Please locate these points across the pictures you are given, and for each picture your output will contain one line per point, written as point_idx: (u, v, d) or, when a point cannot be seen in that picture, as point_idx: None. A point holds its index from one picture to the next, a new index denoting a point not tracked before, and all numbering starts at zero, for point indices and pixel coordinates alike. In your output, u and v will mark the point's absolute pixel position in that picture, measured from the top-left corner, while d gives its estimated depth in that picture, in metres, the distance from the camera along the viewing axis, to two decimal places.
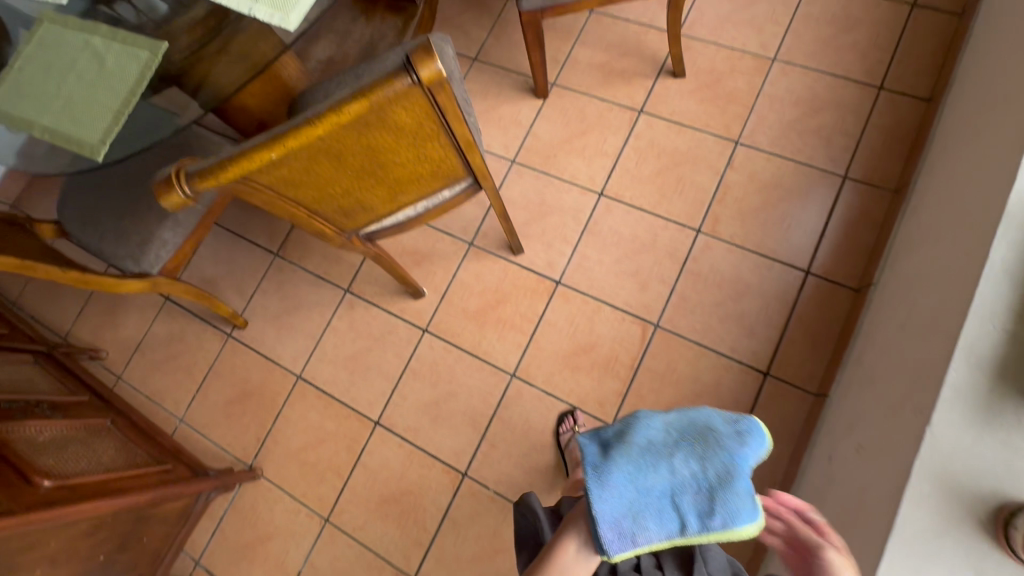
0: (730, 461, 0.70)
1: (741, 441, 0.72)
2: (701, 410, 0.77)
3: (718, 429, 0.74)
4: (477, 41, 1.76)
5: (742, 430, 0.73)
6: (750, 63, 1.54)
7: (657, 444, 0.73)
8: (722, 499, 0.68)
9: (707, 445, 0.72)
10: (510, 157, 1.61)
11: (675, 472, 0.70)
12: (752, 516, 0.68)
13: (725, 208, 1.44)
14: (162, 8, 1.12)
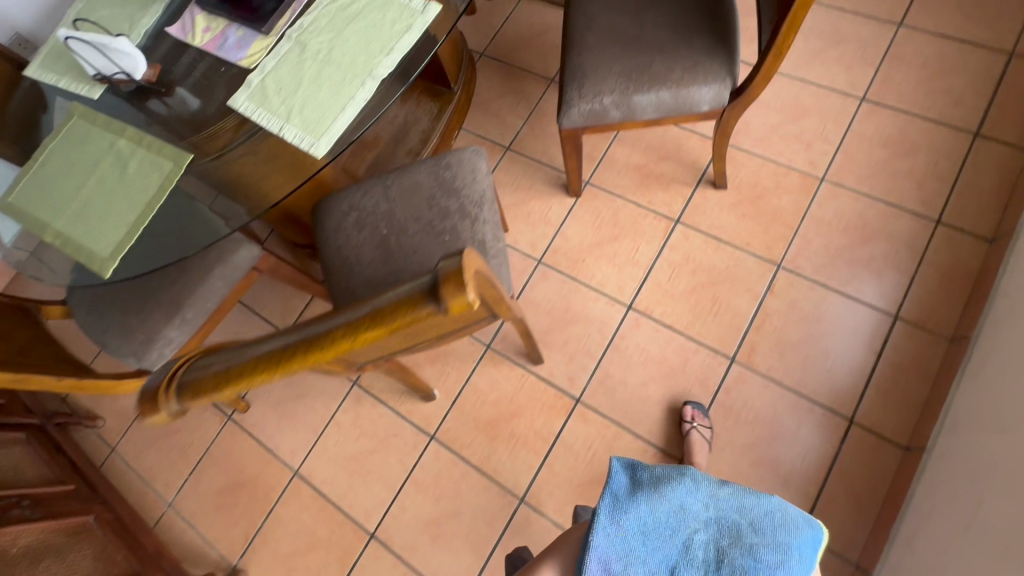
0: (757, 565, 0.79)
1: (781, 557, 0.80)
2: (765, 500, 0.85)
3: (765, 528, 0.83)
4: (512, 130, 1.72)
5: (785, 539, 0.81)
6: (797, 180, 1.47)
7: (690, 511, 0.85)
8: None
9: (742, 541, 0.82)
10: (537, 256, 1.54)
11: (694, 543, 0.83)
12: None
13: (762, 337, 1.35)
14: (193, 104, 1.09)
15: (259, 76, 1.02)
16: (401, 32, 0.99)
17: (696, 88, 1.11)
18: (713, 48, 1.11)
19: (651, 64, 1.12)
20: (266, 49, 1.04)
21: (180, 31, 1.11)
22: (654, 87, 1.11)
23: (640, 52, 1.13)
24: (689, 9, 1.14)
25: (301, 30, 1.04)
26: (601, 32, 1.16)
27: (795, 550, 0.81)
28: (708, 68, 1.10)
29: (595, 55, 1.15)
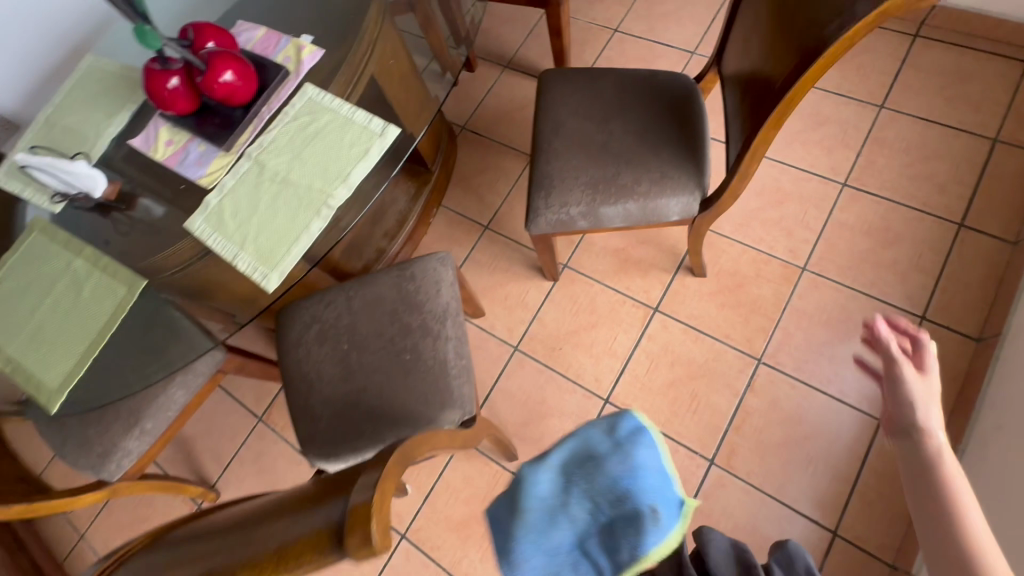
0: (619, 482, 0.54)
1: (624, 454, 0.54)
2: (581, 428, 0.58)
3: (597, 446, 0.56)
4: (491, 208, 1.70)
5: (621, 435, 0.56)
6: (777, 269, 1.44)
7: (547, 494, 0.55)
8: (625, 532, 0.52)
9: (591, 471, 0.55)
10: (513, 343, 1.51)
11: (574, 514, 0.54)
12: (669, 527, 0.52)
13: (742, 439, 1.30)
14: (157, 212, 1.08)
15: (217, 197, 1.01)
16: (359, 156, 0.97)
17: (664, 200, 1.09)
18: (682, 161, 1.09)
19: (618, 175, 1.10)
20: (225, 166, 1.03)
21: (144, 143, 1.11)
22: (621, 198, 1.09)
23: (608, 161, 1.11)
24: (656, 122, 1.14)
25: (261, 148, 1.03)
26: (570, 140, 1.15)
27: (627, 440, 0.55)
28: (676, 181, 1.09)
29: (562, 163, 1.13)
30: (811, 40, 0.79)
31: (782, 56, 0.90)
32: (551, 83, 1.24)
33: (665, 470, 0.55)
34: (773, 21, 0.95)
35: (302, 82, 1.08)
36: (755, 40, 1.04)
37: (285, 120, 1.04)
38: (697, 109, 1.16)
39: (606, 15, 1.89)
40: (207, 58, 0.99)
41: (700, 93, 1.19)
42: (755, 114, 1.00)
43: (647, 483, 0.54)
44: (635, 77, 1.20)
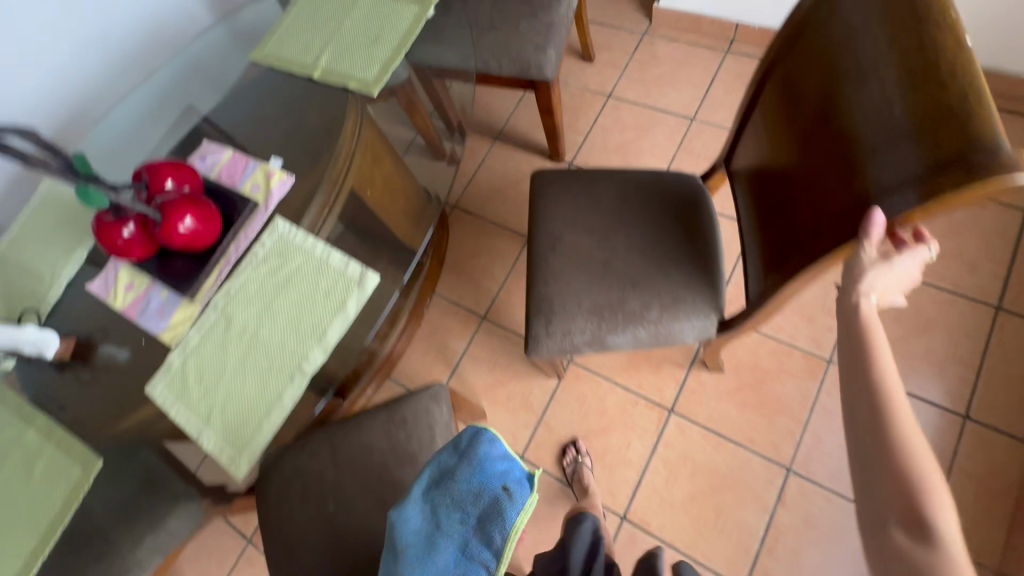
0: (473, 479, 0.73)
1: (466, 458, 0.76)
2: (435, 454, 0.81)
3: (447, 462, 0.77)
4: (488, 296, 1.59)
5: (459, 442, 0.78)
6: (801, 362, 1.32)
7: (421, 524, 0.75)
8: (491, 520, 0.69)
9: (449, 485, 0.75)
10: (519, 451, 1.40)
11: (444, 527, 0.72)
12: (521, 499, 0.70)
13: (776, 562, 1.18)
14: (122, 357, 0.96)
15: (180, 357, 0.90)
16: (335, 309, 0.87)
17: (678, 326, 1.00)
18: (694, 282, 1.01)
19: (625, 299, 1.00)
20: (188, 318, 0.93)
21: (103, 288, 1.01)
22: (628, 324, 1.00)
23: (613, 284, 1.02)
24: (663, 236, 1.05)
25: (227, 297, 0.92)
26: (569, 258, 1.05)
27: (464, 446, 0.77)
28: (688, 303, 1.00)
29: (563, 285, 1.03)
30: (851, 203, 0.64)
31: (803, 196, 0.74)
32: (546, 189, 1.13)
33: (508, 452, 0.75)
34: (787, 145, 0.79)
35: (273, 216, 0.98)
36: (763, 156, 0.88)
37: (253, 262, 0.94)
38: (705, 219, 1.07)
39: (598, 79, 1.80)
40: (164, 205, 0.90)
41: (707, 197, 1.10)
42: (771, 249, 0.84)
43: (495, 470, 0.73)
44: (636, 184, 1.11)
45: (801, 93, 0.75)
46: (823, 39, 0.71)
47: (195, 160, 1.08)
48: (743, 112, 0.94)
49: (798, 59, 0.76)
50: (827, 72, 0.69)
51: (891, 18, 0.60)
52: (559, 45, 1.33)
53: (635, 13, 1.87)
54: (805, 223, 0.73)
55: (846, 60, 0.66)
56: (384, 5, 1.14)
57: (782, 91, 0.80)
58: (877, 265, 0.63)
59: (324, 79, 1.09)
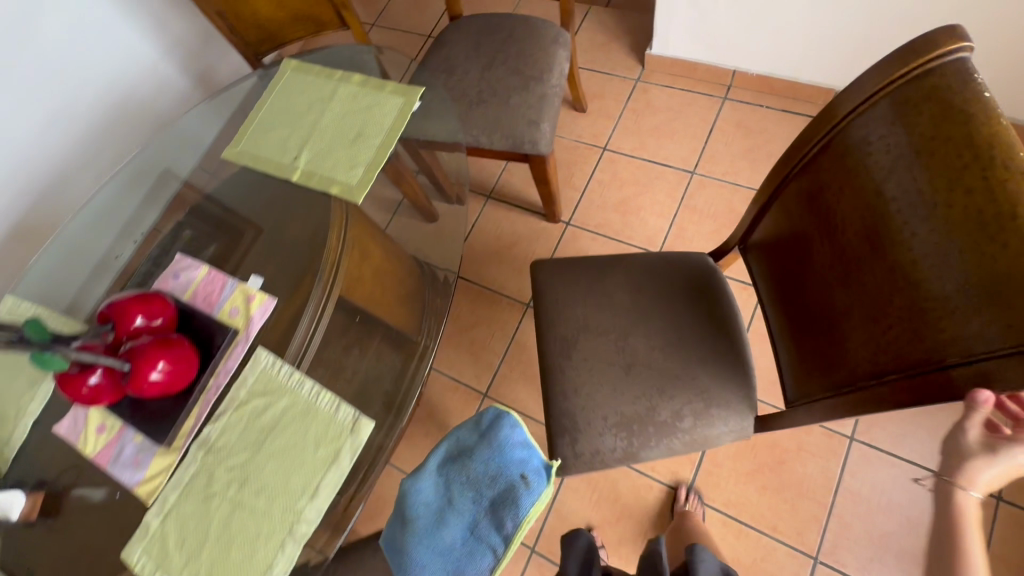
0: (490, 462, 0.83)
1: (486, 443, 0.85)
2: (453, 432, 0.90)
3: (467, 441, 0.87)
4: (489, 370, 1.52)
5: (480, 427, 0.87)
6: (821, 439, 1.26)
7: (433, 498, 0.85)
8: (505, 507, 0.79)
9: (466, 468, 0.85)
10: (529, 543, 1.32)
11: (457, 502, 0.83)
12: (535, 489, 0.80)
13: None
14: (97, 497, 0.89)
15: (159, 517, 0.82)
16: (329, 458, 0.80)
17: (714, 430, 1.01)
18: (724, 384, 1.04)
19: (655, 409, 1.02)
20: (168, 468, 0.85)
21: (72, 430, 0.92)
22: (660, 435, 1.01)
23: (638, 392, 1.03)
24: (684, 338, 1.07)
25: (210, 445, 0.84)
26: (589, 371, 1.06)
27: (486, 433, 0.85)
28: (721, 399, 1.02)
29: (584, 401, 1.04)
30: (933, 332, 0.66)
31: (865, 317, 0.77)
32: (551, 288, 1.14)
33: (529, 444, 0.84)
34: (827, 255, 0.83)
35: (254, 346, 0.90)
36: (793, 261, 0.92)
37: (236, 404, 0.86)
38: (720, 311, 1.09)
39: (592, 130, 1.73)
40: (134, 350, 0.81)
41: (718, 282, 1.12)
42: (823, 359, 0.86)
43: (514, 456, 0.82)
44: (649, 279, 1.13)
45: (840, 211, 0.80)
46: (858, 168, 0.76)
47: (169, 279, 1.00)
48: (759, 215, 0.99)
49: (834, 168, 0.80)
50: (873, 200, 0.74)
51: (936, 158, 0.65)
52: (553, 118, 1.25)
53: (626, 59, 1.80)
54: (872, 344, 0.76)
55: (893, 190, 0.71)
56: (366, 95, 1.06)
57: (813, 206, 0.85)
58: (981, 454, 0.70)
59: (303, 181, 1.01)
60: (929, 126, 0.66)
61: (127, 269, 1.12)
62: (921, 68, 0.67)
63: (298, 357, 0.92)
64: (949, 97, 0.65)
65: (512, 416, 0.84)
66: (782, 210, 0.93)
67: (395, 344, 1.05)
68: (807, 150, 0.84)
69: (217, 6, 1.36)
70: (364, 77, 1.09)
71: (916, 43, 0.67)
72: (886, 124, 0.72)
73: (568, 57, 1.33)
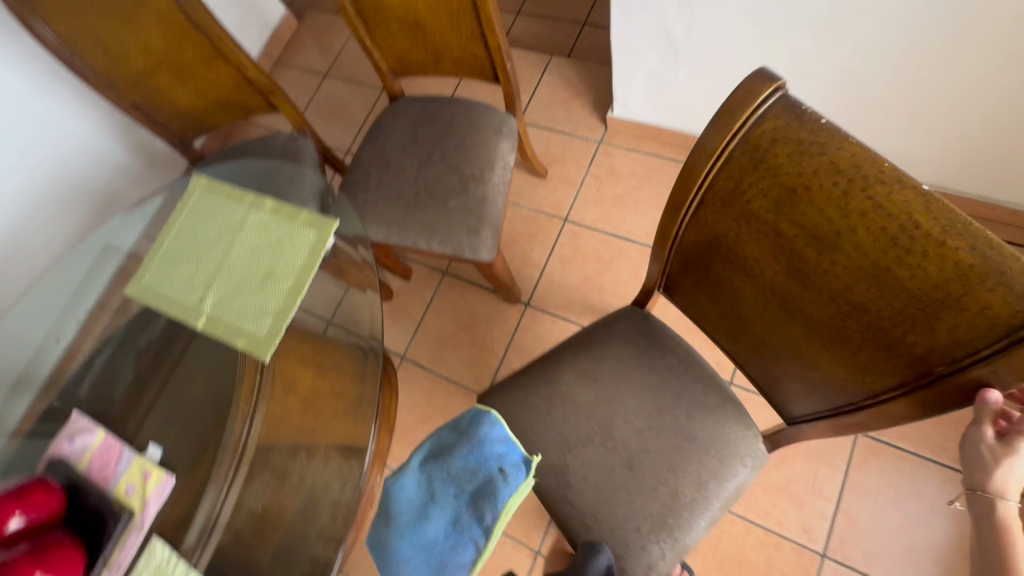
0: (469, 458, 0.85)
1: (467, 440, 0.86)
2: (434, 433, 0.91)
3: (448, 440, 0.89)
4: None
5: (462, 427, 0.89)
6: (792, 556, 1.18)
7: (415, 493, 0.85)
8: (486, 497, 0.81)
9: (449, 464, 0.85)
10: None
11: (440, 498, 0.84)
12: (514, 481, 0.82)
13: None
14: None
15: None
16: None
17: (733, 477, 0.96)
18: (717, 413, 1.00)
19: (675, 480, 0.96)
20: None
21: None
22: (696, 513, 0.95)
23: (654, 481, 0.96)
24: (667, 402, 1.00)
25: None
26: (597, 490, 0.97)
27: (467, 429, 0.88)
28: (730, 421, 0.99)
29: (610, 520, 0.95)
30: (907, 344, 0.64)
31: (828, 345, 0.73)
32: (508, 416, 1.04)
33: (509, 438, 0.87)
34: (757, 295, 0.79)
35: (149, 535, 0.83)
36: (719, 302, 0.87)
37: None
38: (679, 359, 1.03)
39: (552, 198, 1.63)
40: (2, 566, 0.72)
41: (658, 332, 1.06)
42: (804, 384, 0.82)
43: (494, 451, 0.84)
44: (599, 361, 1.05)
45: (749, 253, 0.75)
46: (745, 214, 0.71)
47: (64, 444, 0.91)
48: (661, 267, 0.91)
49: (716, 216, 0.76)
50: (775, 239, 0.70)
51: (815, 191, 0.63)
52: (496, 222, 1.15)
53: (589, 118, 1.69)
54: (851, 366, 0.73)
55: (792, 230, 0.67)
56: (277, 225, 0.96)
57: (717, 253, 0.80)
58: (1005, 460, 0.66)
59: (208, 329, 0.91)
60: (787, 163, 0.64)
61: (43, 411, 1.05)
62: (750, 118, 0.64)
63: (234, 461, 0.94)
64: (794, 135, 0.62)
65: (494, 414, 0.87)
66: (682, 257, 0.87)
67: (343, 447, 0.97)
68: (681, 210, 0.78)
69: (135, 99, 1.25)
70: (276, 202, 0.99)
71: (736, 97, 0.64)
72: (750, 172, 0.67)
73: (514, 147, 1.23)
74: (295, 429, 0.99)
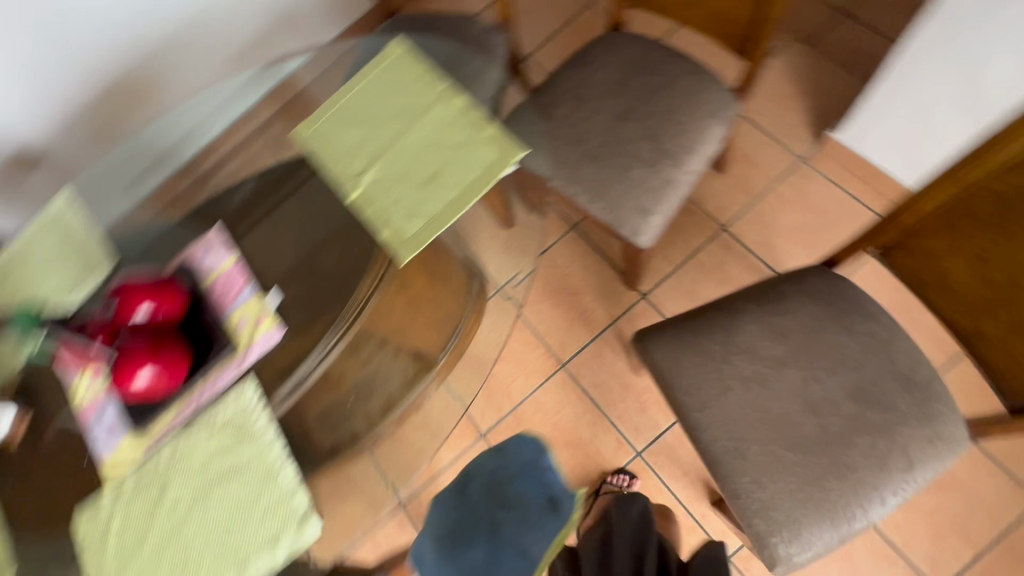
0: (522, 491, 1.01)
1: (520, 469, 1.05)
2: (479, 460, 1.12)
3: (498, 462, 1.10)
4: (496, 412, 1.42)
5: (510, 447, 1.12)
6: None
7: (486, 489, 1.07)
8: (545, 518, 0.97)
9: (503, 489, 1.03)
10: None
11: (498, 522, 0.98)
12: (566, 511, 0.97)
13: None
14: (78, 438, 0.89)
15: (110, 499, 0.83)
16: (270, 535, 0.77)
17: (934, 465, 0.85)
18: (921, 397, 0.87)
19: (871, 446, 0.85)
20: (134, 459, 0.83)
21: (67, 370, 0.91)
22: (885, 492, 0.84)
23: (844, 449, 0.85)
24: (875, 370, 0.88)
25: (174, 457, 0.82)
26: (772, 443, 0.87)
27: (517, 450, 1.11)
28: (938, 400, 0.87)
29: (786, 481, 0.85)
30: None
31: None
32: (661, 364, 0.94)
33: (551, 468, 1.05)
34: None
35: (245, 373, 0.85)
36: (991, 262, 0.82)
37: (209, 426, 0.83)
38: (884, 330, 0.91)
39: (720, 197, 1.46)
40: (123, 348, 0.77)
41: (855, 292, 0.94)
42: None
43: (542, 483, 1.02)
44: (788, 316, 0.92)
45: None
46: None
47: (198, 253, 0.94)
48: (922, 210, 0.86)
49: None
50: None
51: None
52: (670, 211, 1.03)
53: (799, 128, 1.48)
54: None
55: None
56: (460, 129, 0.89)
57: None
58: None
59: (360, 204, 0.89)
60: None
61: (187, 210, 1.09)
62: None
63: (344, 325, 0.88)
64: None
65: (538, 439, 1.11)
66: (961, 206, 0.82)
67: (415, 351, 1.07)
68: (1003, 149, 0.73)
69: None
70: (467, 103, 0.91)
71: None
72: None
73: (725, 134, 1.06)
74: (390, 325, 1.01)
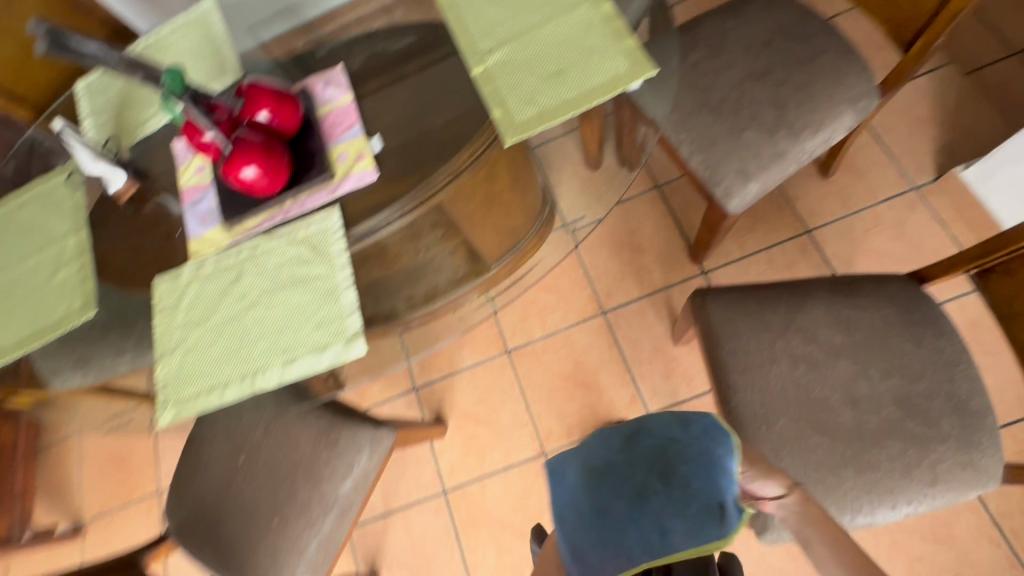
0: (691, 468, 0.74)
1: (693, 444, 0.77)
2: (655, 416, 0.84)
3: (674, 432, 0.79)
4: (527, 335, 1.47)
5: (691, 425, 0.79)
6: None
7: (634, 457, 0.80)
8: (698, 511, 0.70)
9: (667, 458, 0.77)
10: (445, 484, 1.42)
11: (646, 482, 0.76)
12: (732, 523, 0.67)
13: None
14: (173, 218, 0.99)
15: (192, 272, 0.92)
16: (319, 343, 0.83)
17: (963, 491, 0.85)
18: (969, 424, 0.86)
19: (900, 452, 0.86)
20: (218, 245, 0.92)
21: (182, 153, 1.00)
22: (900, 497, 0.85)
23: (870, 446, 0.86)
24: (928, 386, 0.88)
25: (255, 253, 0.90)
26: (799, 420, 0.89)
27: (704, 431, 0.77)
28: (988, 434, 0.85)
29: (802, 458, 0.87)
30: None
31: None
32: (712, 323, 0.97)
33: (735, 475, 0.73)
34: None
35: (333, 201, 0.91)
36: None
37: (290, 237, 0.90)
38: (952, 351, 0.89)
39: (814, 201, 1.41)
40: (241, 141, 0.84)
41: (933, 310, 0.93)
42: None
43: (718, 482, 0.72)
44: (858, 311, 0.93)
45: None
46: None
47: (319, 85, 1.00)
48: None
49: None
50: None
51: None
52: (769, 184, 1.01)
53: (923, 156, 1.40)
54: None
55: None
56: (598, 35, 0.89)
57: None
58: None
59: (481, 78, 0.90)
60: None
61: (312, 48, 1.14)
62: None
63: (431, 191, 0.92)
64: None
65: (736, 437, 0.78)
66: None
67: (472, 250, 1.06)
68: None
69: None
70: (613, 12, 0.90)
71: None
72: None
73: (852, 126, 1.03)
74: (464, 213, 1.00)
